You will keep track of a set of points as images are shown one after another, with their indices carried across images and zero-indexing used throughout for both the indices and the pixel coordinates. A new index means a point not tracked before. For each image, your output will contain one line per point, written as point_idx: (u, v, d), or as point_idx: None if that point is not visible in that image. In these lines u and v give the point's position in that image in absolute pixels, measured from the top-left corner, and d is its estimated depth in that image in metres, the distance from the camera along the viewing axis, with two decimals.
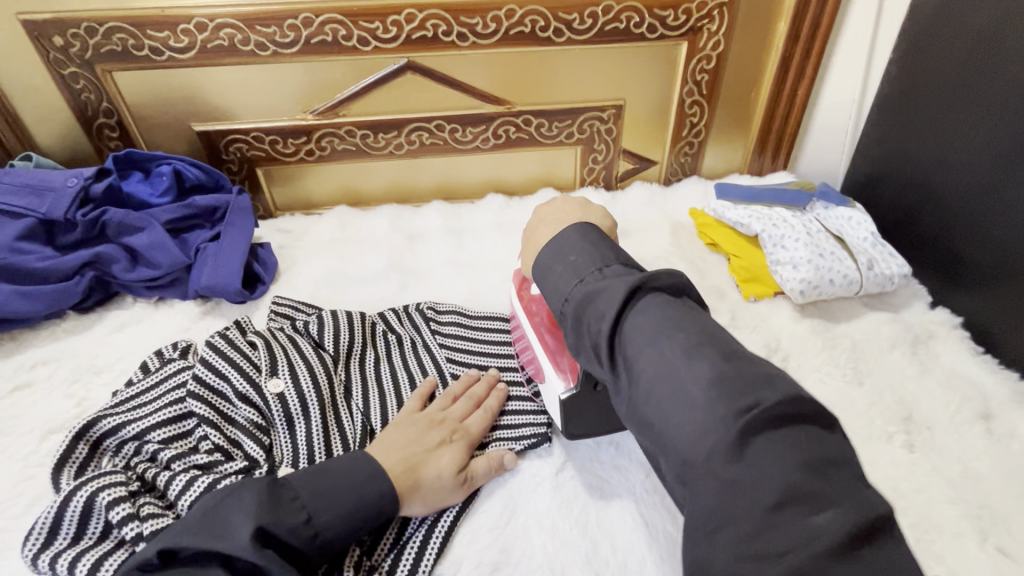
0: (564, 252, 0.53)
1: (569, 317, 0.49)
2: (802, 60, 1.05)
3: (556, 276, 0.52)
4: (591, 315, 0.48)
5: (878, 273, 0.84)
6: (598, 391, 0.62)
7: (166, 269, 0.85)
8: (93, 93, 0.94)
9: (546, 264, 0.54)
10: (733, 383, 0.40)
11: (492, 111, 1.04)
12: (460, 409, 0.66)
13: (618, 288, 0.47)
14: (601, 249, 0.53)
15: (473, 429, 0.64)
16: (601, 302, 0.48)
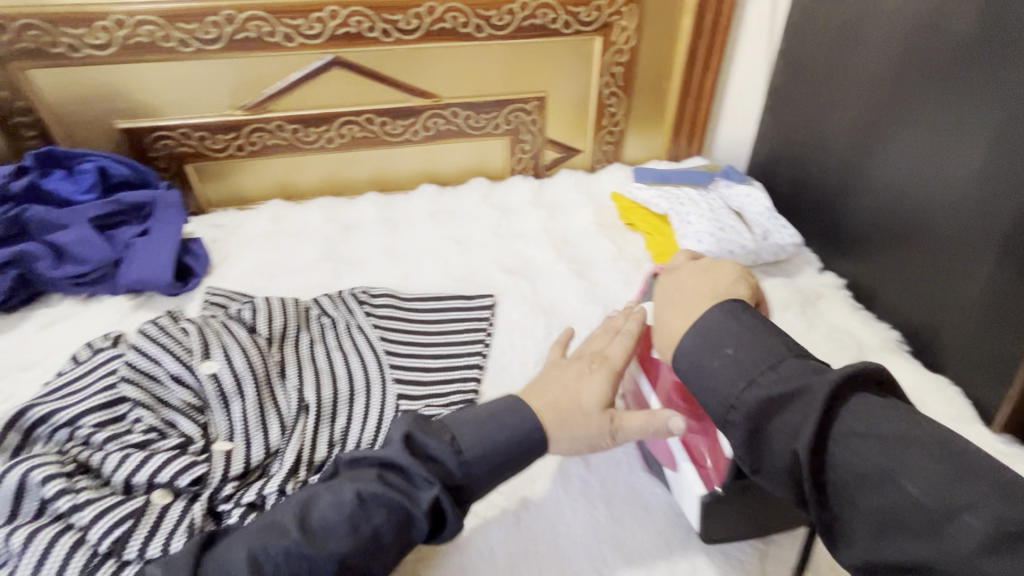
0: (719, 343, 0.48)
1: (741, 421, 0.45)
2: (706, 54, 1.15)
3: (710, 371, 0.47)
4: (779, 430, 0.43)
5: (772, 242, 0.94)
6: (746, 492, 0.54)
7: (94, 263, 0.85)
8: (8, 91, 0.93)
9: (692, 348, 0.50)
10: (1006, 537, 0.34)
11: (420, 104, 1.09)
12: (603, 341, 0.60)
13: (818, 388, 0.42)
14: (762, 330, 0.48)
15: (616, 358, 0.58)
16: (796, 415, 0.42)
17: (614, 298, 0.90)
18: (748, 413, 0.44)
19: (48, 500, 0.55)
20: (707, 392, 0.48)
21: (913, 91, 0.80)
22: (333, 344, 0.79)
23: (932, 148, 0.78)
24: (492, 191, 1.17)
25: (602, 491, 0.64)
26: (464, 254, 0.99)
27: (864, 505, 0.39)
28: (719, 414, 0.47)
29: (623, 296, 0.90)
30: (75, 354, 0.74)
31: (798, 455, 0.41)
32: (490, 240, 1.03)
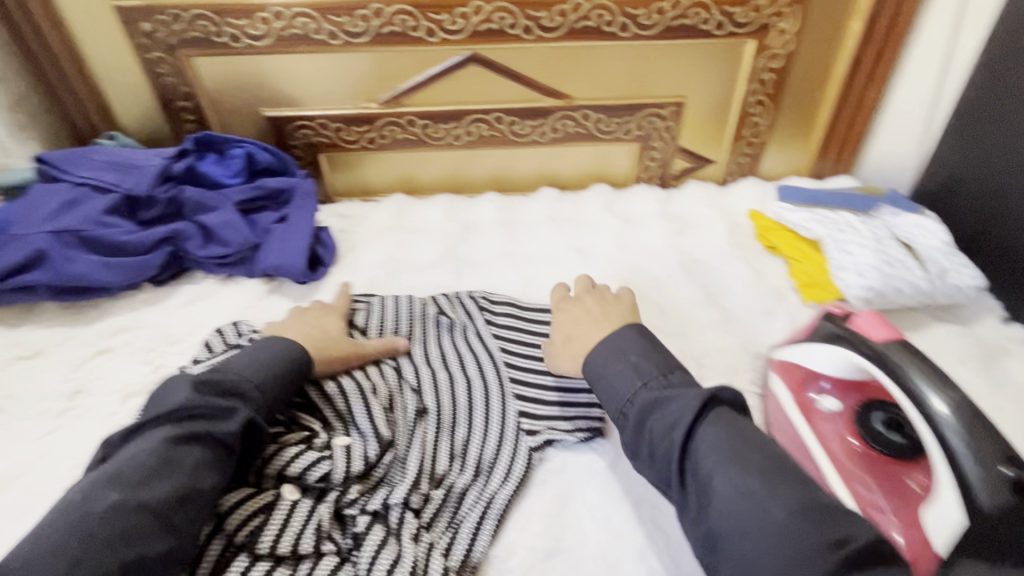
0: (624, 352, 0.59)
1: (636, 416, 0.54)
2: (876, 62, 1.02)
3: (614, 374, 0.58)
4: (657, 423, 0.53)
5: (949, 283, 0.81)
6: None
7: (236, 246, 0.89)
8: (174, 77, 0.99)
9: (601, 360, 0.59)
10: (816, 512, 0.44)
11: (552, 105, 1.05)
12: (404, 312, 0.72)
13: (681, 396, 0.53)
14: (651, 351, 0.59)
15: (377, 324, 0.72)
16: (666, 414, 0.53)
17: (753, 329, 0.82)
18: (642, 409, 0.54)
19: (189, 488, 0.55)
20: (610, 392, 0.58)
21: None
22: (452, 346, 0.74)
23: None
24: (615, 199, 1.11)
25: None
26: (587, 265, 0.94)
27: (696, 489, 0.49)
28: (619, 413, 0.56)
29: (764, 328, 0.82)
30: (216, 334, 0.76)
31: (680, 447, 0.50)
32: (613, 251, 0.97)
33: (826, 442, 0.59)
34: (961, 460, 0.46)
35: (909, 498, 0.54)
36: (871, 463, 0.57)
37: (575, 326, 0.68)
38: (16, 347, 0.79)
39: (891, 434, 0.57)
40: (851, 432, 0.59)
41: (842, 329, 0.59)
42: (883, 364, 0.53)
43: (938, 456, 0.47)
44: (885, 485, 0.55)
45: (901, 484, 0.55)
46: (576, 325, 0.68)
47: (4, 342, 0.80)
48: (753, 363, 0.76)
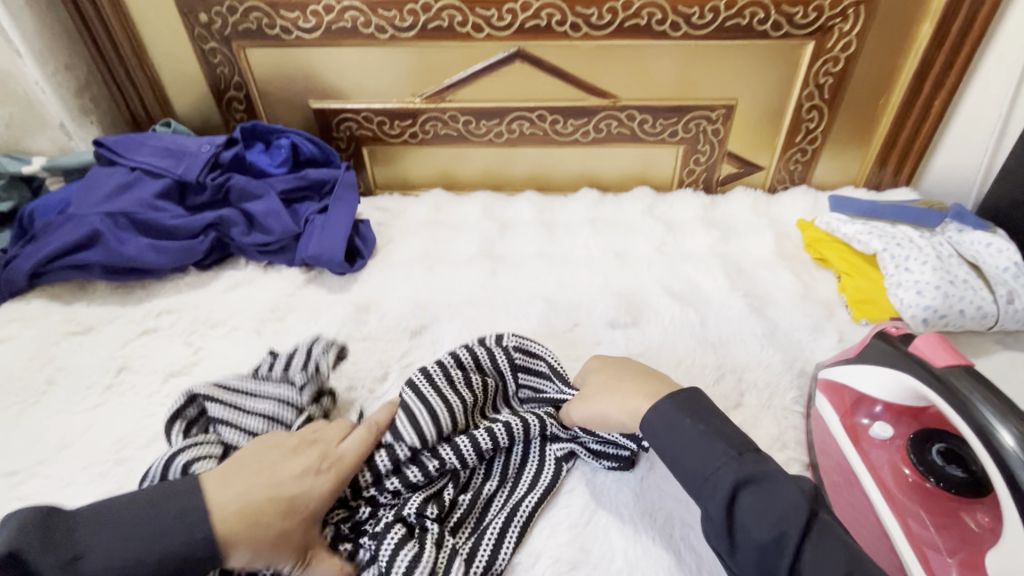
0: (693, 413, 0.54)
1: (723, 492, 0.48)
2: (945, 68, 0.96)
3: (693, 449, 0.51)
4: (749, 512, 0.47)
5: (1018, 307, 0.75)
6: None
7: (279, 235, 0.90)
8: (227, 68, 1.02)
9: (667, 426, 0.53)
10: None
11: (596, 105, 1.03)
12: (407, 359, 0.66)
13: (782, 482, 0.48)
14: (722, 421, 0.53)
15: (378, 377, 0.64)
16: (761, 499, 0.47)
17: (798, 345, 0.78)
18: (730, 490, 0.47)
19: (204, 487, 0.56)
20: (685, 467, 0.51)
21: None
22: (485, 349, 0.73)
23: None
24: (657, 202, 1.08)
25: None
26: (625, 270, 0.92)
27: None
28: (695, 483, 0.50)
29: (810, 344, 0.78)
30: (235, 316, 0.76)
31: (781, 538, 0.45)
32: (653, 257, 0.95)
33: (878, 470, 0.55)
34: None
35: (970, 538, 0.50)
36: (927, 497, 0.53)
37: (606, 378, 0.62)
38: (68, 323, 0.82)
39: (951, 467, 0.53)
40: (904, 461, 0.55)
41: (900, 351, 0.56)
42: (947, 392, 0.50)
43: (1002, 490, 0.44)
44: (940, 520, 0.52)
45: (960, 522, 0.51)
46: (616, 378, 0.62)
47: (58, 317, 0.83)
48: (798, 380, 0.72)
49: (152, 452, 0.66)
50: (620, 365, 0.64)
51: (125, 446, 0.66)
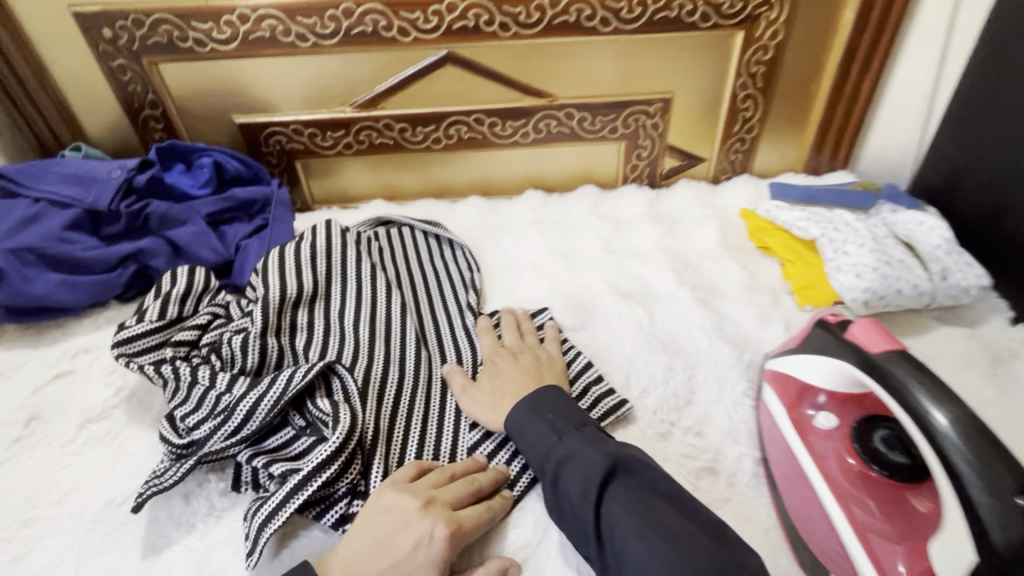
0: (542, 409, 0.59)
1: (548, 472, 0.54)
2: (872, 50, 0.97)
3: (535, 433, 0.57)
4: (568, 482, 0.52)
5: (952, 283, 0.77)
6: None
7: (207, 262, 0.85)
8: (140, 85, 0.96)
9: (519, 418, 0.59)
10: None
11: (533, 104, 1.01)
12: (454, 493, 0.55)
13: (591, 454, 0.53)
14: (567, 407, 0.59)
15: (467, 523, 0.53)
16: (576, 473, 0.52)
17: (746, 335, 0.78)
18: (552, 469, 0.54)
19: (206, 453, 0.60)
20: (528, 448, 0.57)
21: None
22: (438, 286, 0.86)
23: None
24: (602, 200, 1.06)
25: None
26: (572, 271, 0.90)
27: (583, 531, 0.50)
28: (539, 462, 0.56)
29: (758, 334, 0.78)
30: (158, 286, 0.74)
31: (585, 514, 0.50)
32: (600, 256, 0.93)
33: (820, 458, 0.55)
34: (969, 488, 0.41)
35: (916, 523, 0.50)
36: (871, 485, 0.53)
37: (497, 386, 0.65)
38: None
39: (893, 453, 0.52)
40: (847, 449, 0.55)
41: (838, 339, 0.55)
42: (883, 378, 0.49)
43: (939, 474, 0.44)
44: (887, 504, 0.52)
45: (907, 508, 0.51)
46: (500, 389, 0.64)
47: None
48: (746, 372, 0.71)
49: (65, 509, 0.60)
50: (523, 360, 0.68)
51: (35, 504, 0.60)
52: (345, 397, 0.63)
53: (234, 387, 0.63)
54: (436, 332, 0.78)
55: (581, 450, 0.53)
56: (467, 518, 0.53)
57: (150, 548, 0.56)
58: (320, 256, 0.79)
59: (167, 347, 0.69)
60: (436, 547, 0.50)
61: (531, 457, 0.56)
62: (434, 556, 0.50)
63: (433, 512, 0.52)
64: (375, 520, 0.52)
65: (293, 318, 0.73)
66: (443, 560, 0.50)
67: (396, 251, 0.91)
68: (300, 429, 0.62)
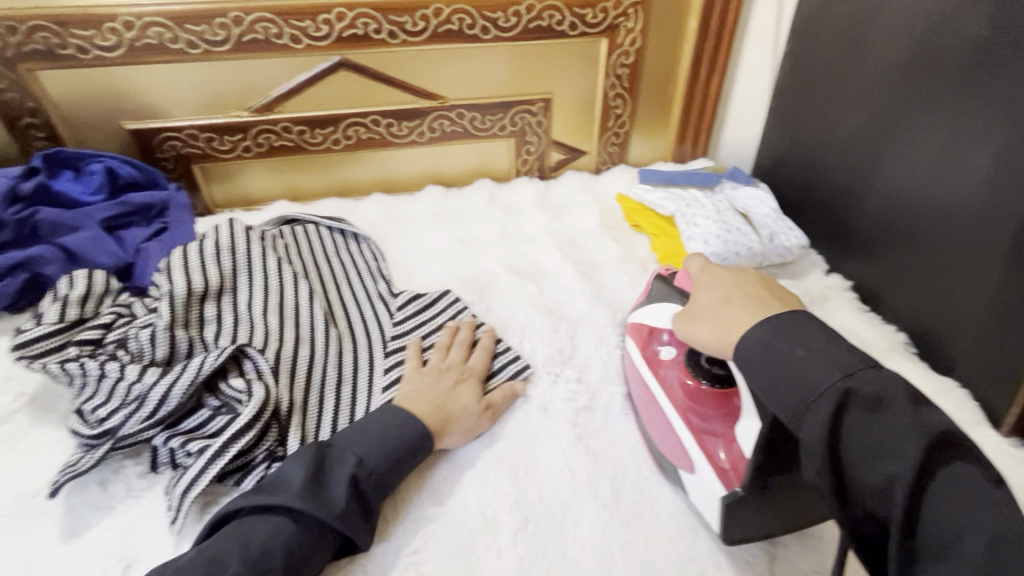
0: (793, 339, 0.47)
1: (826, 415, 0.43)
2: (712, 55, 1.14)
3: (791, 374, 0.45)
4: (853, 440, 0.42)
5: (777, 244, 0.94)
6: (767, 493, 0.55)
7: (105, 267, 0.85)
8: (17, 93, 0.93)
9: (760, 347, 0.48)
10: None
11: (426, 106, 1.09)
12: (457, 355, 0.75)
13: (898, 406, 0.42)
14: (829, 341, 0.46)
15: (477, 366, 0.74)
16: (865, 429, 0.42)
17: (620, 298, 0.90)
18: (835, 412, 0.42)
19: (120, 438, 0.63)
20: (779, 394, 0.46)
21: (926, 87, 0.80)
22: (344, 275, 0.92)
23: (949, 144, 0.77)
24: (497, 192, 1.17)
25: (604, 493, 0.64)
26: (470, 255, 0.99)
27: (878, 495, 0.41)
28: (792, 413, 0.45)
29: (629, 297, 0.91)
30: (55, 290, 0.75)
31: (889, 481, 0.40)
32: (496, 240, 1.03)
33: (665, 385, 0.67)
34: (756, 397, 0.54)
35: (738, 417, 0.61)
36: (712, 397, 0.63)
37: (714, 300, 0.57)
38: None
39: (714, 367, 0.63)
40: (684, 371, 0.66)
41: (665, 287, 0.72)
42: None
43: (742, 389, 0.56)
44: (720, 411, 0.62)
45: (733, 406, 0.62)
46: (722, 300, 0.56)
47: None
48: (617, 327, 0.84)
49: None
50: (740, 287, 0.57)
51: None
52: (258, 377, 0.68)
53: (143, 376, 0.66)
54: (346, 315, 0.84)
55: (845, 397, 0.43)
56: (476, 364, 0.74)
57: (69, 532, 0.59)
58: (224, 252, 0.82)
59: (70, 346, 0.71)
60: (468, 382, 0.71)
61: (787, 403, 0.45)
62: (471, 386, 0.71)
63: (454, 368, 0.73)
64: (417, 379, 0.71)
65: (202, 311, 0.76)
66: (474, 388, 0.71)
67: (301, 247, 0.95)
68: (215, 409, 0.67)
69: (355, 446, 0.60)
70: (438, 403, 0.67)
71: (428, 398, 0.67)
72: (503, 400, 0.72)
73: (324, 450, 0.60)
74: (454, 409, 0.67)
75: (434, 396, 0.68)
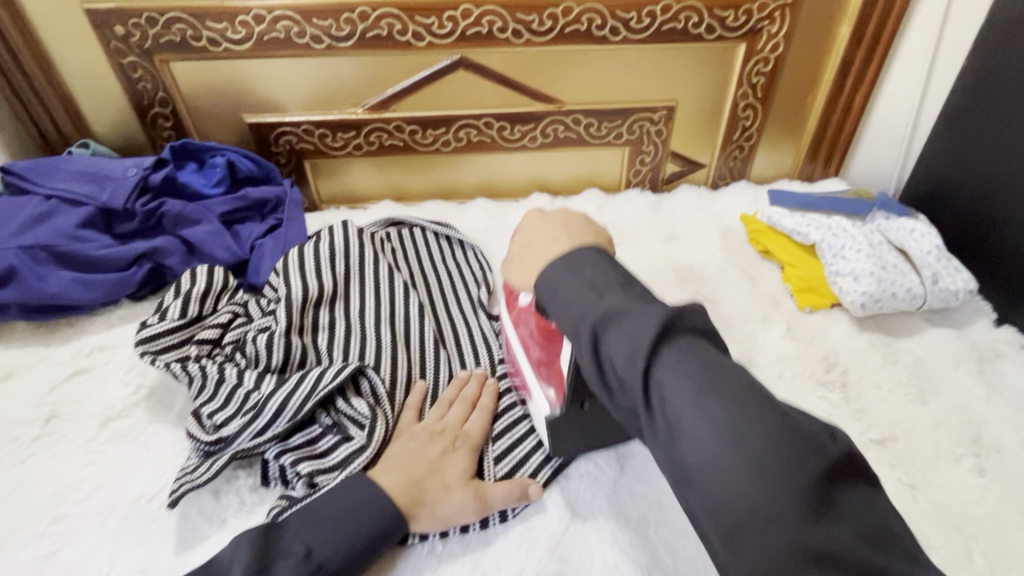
0: (578, 266, 0.48)
1: (586, 336, 0.45)
2: (864, 65, 1.02)
3: (568, 292, 0.47)
4: (613, 346, 0.43)
5: (942, 287, 0.81)
6: (586, 409, 0.60)
7: (223, 262, 0.85)
8: (150, 83, 0.95)
9: (554, 282, 0.49)
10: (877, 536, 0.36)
11: (541, 109, 1.03)
12: (457, 415, 0.66)
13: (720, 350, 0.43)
14: (609, 267, 0.48)
15: (474, 432, 0.65)
16: (625, 331, 0.43)
17: (749, 336, 0.81)
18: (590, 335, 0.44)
19: (236, 448, 0.61)
20: (564, 316, 0.47)
21: None
22: (451, 286, 0.88)
23: None
24: (607, 204, 1.09)
25: None
26: None
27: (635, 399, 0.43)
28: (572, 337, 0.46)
29: (760, 335, 0.81)
30: (177, 285, 0.74)
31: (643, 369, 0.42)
32: None
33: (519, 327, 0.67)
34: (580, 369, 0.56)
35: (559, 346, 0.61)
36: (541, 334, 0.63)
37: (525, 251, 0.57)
38: None
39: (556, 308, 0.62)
40: (533, 314, 0.64)
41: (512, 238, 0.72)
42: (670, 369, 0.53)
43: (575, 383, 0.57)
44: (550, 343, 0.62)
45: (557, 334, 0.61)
46: (526, 249, 0.57)
47: None
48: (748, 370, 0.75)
49: (94, 504, 0.61)
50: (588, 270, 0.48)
51: (63, 501, 0.61)
52: (377, 401, 0.66)
53: (262, 384, 0.65)
54: (455, 333, 0.80)
55: (600, 325, 0.44)
56: (475, 430, 0.65)
57: (183, 542, 0.58)
58: (338, 257, 0.80)
59: (190, 345, 0.70)
60: (459, 452, 0.62)
61: (567, 327, 0.47)
62: (461, 457, 0.62)
63: (445, 433, 0.64)
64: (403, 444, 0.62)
65: (314, 317, 0.74)
66: (465, 461, 0.62)
67: (409, 252, 0.92)
68: (326, 427, 0.64)
69: (305, 532, 0.53)
70: (414, 476, 0.58)
71: (395, 472, 0.58)
72: (506, 494, 0.59)
73: (274, 532, 0.53)
74: (431, 487, 0.58)
75: (417, 466, 0.59)
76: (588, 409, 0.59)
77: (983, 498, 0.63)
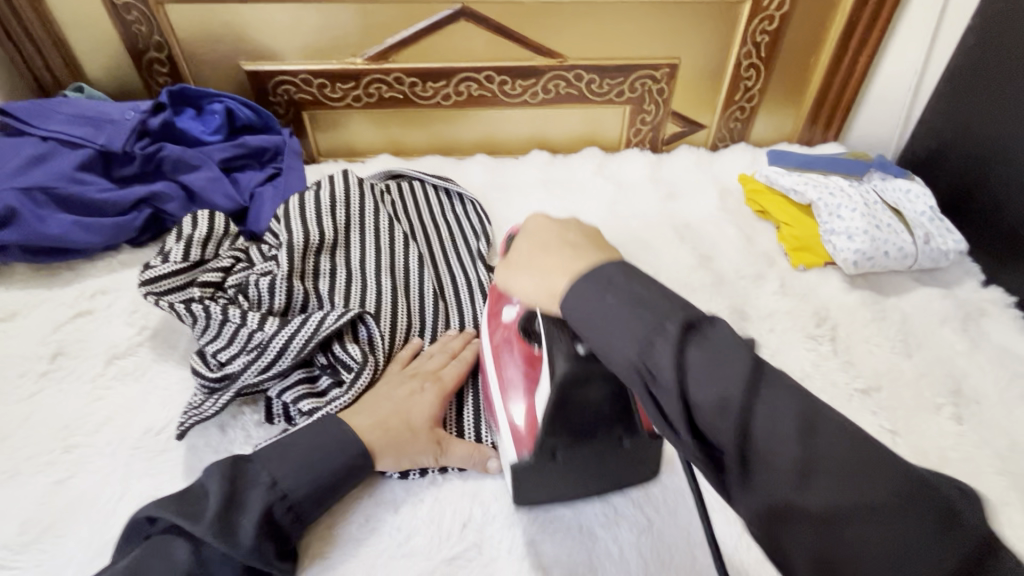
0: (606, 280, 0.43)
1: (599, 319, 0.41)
2: (868, 27, 1.01)
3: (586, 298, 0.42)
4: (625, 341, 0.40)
5: (933, 247, 0.83)
6: (558, 459, 0.52)
7: (223, 209, 0.85)
8: (145, 26, 0.93)
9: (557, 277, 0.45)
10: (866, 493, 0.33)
11: (544, 64, 1.02)
12: (436, 362, 0.66)
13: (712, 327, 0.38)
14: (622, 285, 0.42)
15: (449, 379, 0.65)
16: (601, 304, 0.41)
17: (743, 291, 0.83)
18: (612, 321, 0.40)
19: (239, 387, 0.63)
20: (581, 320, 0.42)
21: None
22: (450, 238, 0.88)
23: None
24: (606, 162, 1.09)
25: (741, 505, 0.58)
26: None
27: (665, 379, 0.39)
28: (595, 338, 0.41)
29: (754, 291, 0.83)
30: (179, 228, 0.74)
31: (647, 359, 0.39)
32: (606, 215, 0.96)
33: (500, 349, 0.60)
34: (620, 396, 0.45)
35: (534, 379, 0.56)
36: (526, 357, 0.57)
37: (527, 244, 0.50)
38: None
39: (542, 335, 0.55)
40: (519, 340, 0.58)
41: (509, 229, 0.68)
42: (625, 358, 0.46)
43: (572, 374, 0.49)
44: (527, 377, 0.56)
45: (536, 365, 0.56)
46: (538, 246, 0.49)
47: None
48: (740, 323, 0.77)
49: (103, 437, 0.62)
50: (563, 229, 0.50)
51: (72, 433, 0.62)
52: (372, 348, 0.67)
53: (265, 324, 0.65)
54: (453, 284, 0.81)
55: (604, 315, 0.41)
56: (451, 378, 0.65)
57: (191, 471, 0.60)
58: (339, 205, 0.80)
59: (194, 287, 0.71)
60: (428, 395, 0.62)
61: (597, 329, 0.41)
62: (429, 401, 0.62)
63: (419, 377, 0.64)
64: (378, 388, 0.63)
65: (316, 263, 0.75)
66: (434, 404, 0.62)
67: (408, 204, 0.92)
68: (322, 367, 0.66)
69: (273, 465, 0.53)
70: (383, 418, 0.59)
71: (367, 414, 0.59)
72: (466, 450, 0.60)
73: (242, 463, 0.54)
74: (396, 428, 0.58)
75: (390, 408, 0.60)
76: (560, 459, 0.52)
77: (961, 445, 0.66)
